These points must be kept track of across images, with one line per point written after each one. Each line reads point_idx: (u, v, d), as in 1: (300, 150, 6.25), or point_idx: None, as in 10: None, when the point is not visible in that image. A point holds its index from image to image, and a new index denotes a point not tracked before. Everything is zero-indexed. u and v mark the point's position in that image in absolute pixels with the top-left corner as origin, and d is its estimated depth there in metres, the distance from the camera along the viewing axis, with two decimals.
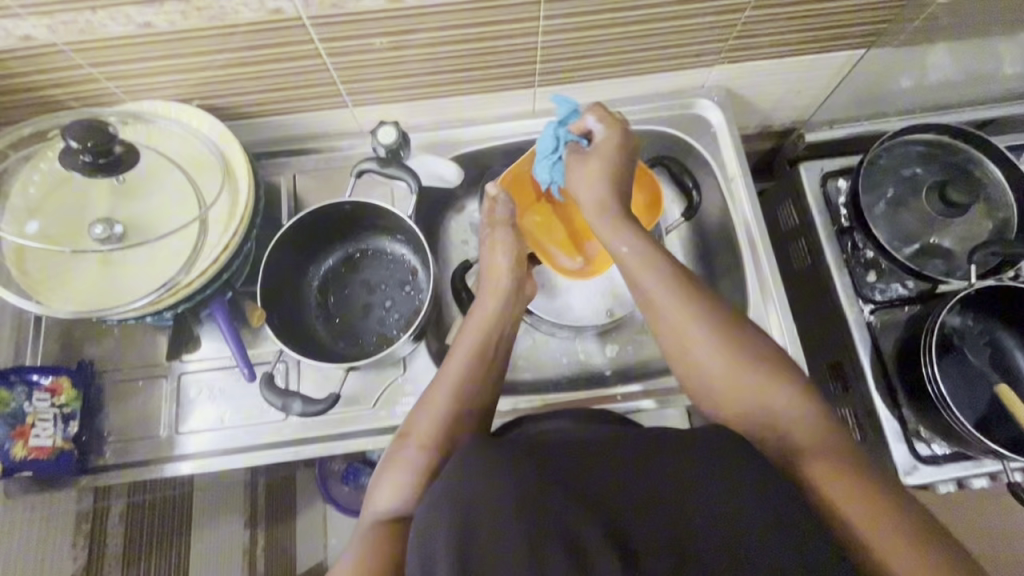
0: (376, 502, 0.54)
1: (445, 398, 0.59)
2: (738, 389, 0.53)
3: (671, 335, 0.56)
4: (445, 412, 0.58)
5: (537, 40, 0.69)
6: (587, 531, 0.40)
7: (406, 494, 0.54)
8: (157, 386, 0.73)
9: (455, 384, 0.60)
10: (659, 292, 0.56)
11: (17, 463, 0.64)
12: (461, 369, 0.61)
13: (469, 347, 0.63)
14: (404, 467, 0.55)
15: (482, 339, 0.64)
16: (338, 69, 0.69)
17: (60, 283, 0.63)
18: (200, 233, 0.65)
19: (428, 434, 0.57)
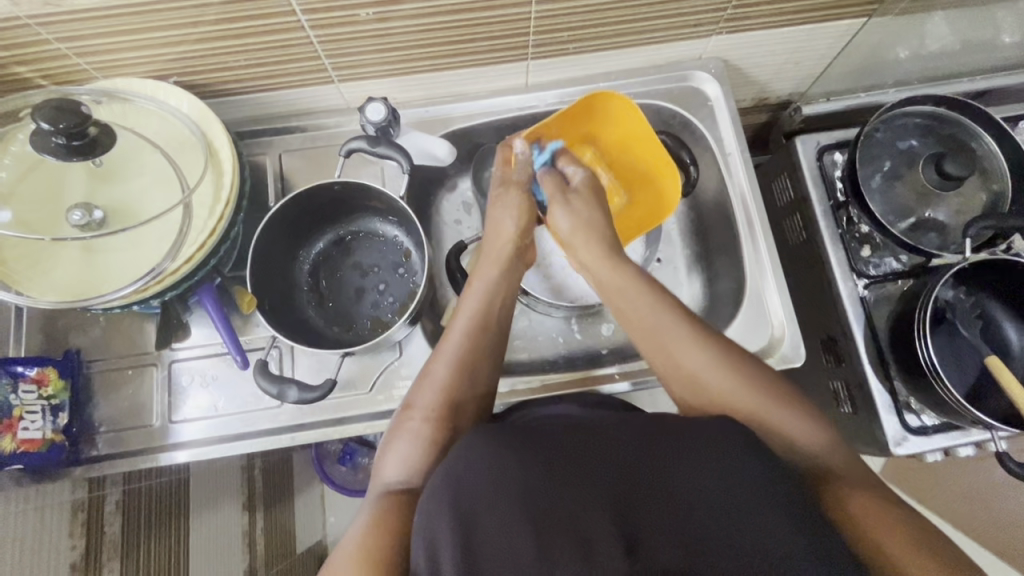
0: (384, 474, 0.54)
1: (446, 368, 0.58)
2: (750, 421, 0.51)
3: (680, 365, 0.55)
4: (447, 382, 0.57)
5: (531, 10, 0.66)
6: (595, 528, 0.39)
7: (415, 468, 0.53)
8: (148, 374, 0.72)
9: (459, 353, 0.59)
10: (660, 325, 0.57)
11: (4, 457, 0.61)
12: (464, 340, 0.59)
13: (472, 314, 0.62)
14: (409, 441, 0.54)
15: (485, 309, 0.62)
16: (322, 42, 0.65)
17: (42, 272, 0.61)
18: (184, 217, 0.63)
19: (433, 407, 0.55)
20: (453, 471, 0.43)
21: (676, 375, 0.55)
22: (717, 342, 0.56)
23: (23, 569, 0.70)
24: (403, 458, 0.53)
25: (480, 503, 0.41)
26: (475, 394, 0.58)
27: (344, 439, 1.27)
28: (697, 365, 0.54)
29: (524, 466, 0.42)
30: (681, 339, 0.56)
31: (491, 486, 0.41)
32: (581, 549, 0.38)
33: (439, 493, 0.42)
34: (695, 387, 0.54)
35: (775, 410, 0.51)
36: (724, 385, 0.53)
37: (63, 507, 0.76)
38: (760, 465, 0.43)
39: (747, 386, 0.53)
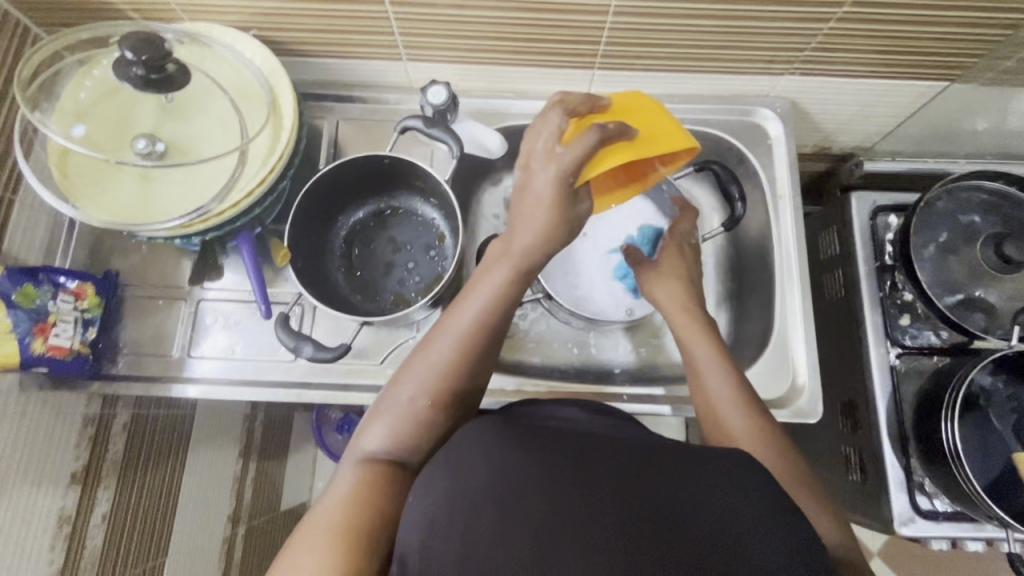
0: (371, 437, 0.54)
1: (448, 347, 0.56)
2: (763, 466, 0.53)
3: (710, 397, 0.60)
4: (448, 362, 0.55)
5: (606, 20, 0.66)
6: (590, 534, 0.39)
7: (399, 442, 0.53)
8: (176, 307, 0.74)
9: (462, 334, 0.56)
10: (706, 358, 0.62)
11: (34, 358, 0.64)
12: (471, 326, 0.56)
13: (483, 302, 0.57)
14: (400, 415, 0.54)
15: (496, 298, 0.57)
16: (398, 18, 0.67)
17: (98, 191, 0.64)
18: (239, 163, 0.65)
19: (431, 385, 0.55)
20: (462, 457, 0.43)
21: (704, 407, 0.60)
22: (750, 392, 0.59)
23: (30, 466, 0.73)
24: (390, 430, 0.53)
25: (472, 497, 0.40)
26: (471, 381, 0.57)
27: (345, 410, 1.30)
28: (723, 398, 0.59)
29: (533, 462, 0.42)
30: (713, 365, 0.61)
31: (489, 479, 0.41)
32: (579, 550, 0.38)
33: (447, 480, 0.42)
34: (713, 417, 0.59)
35: (773, 448, 0.54)
36: (745, 423, 0.56)
37: (74, 417, 0.79)
38: (766, 513, 0.42)
39: (760, 427, 0.56)
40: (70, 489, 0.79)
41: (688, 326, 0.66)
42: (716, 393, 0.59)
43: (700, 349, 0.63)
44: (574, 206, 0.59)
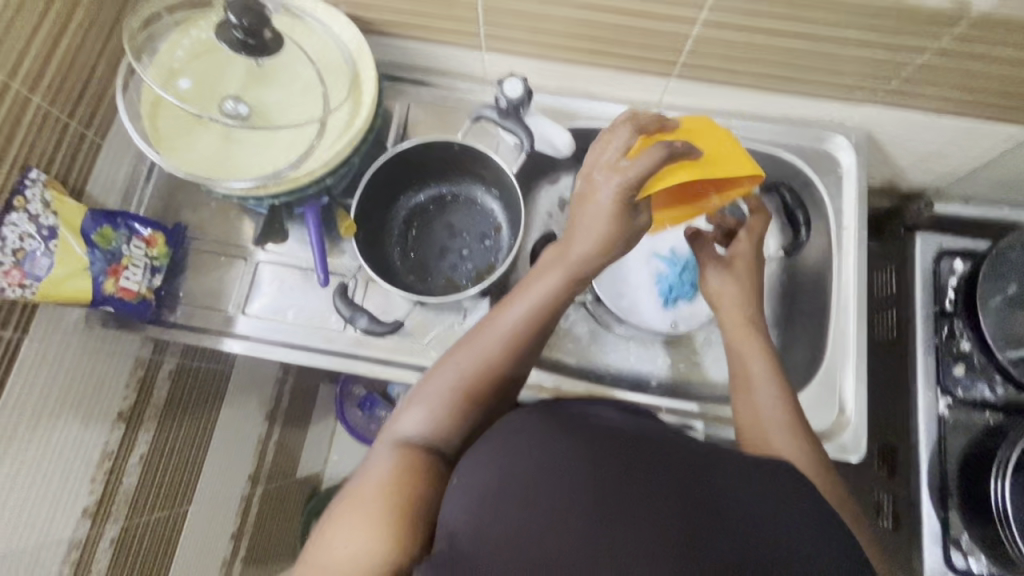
0: (407, 417, 0.55)
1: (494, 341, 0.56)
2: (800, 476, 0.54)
3: (755, 407, 0.59)
4: (491, 355, 0.56)
5: (692, 31, 0.66)
6: (642, 529, 0.40)
7: (434, 425, 0.54)
8: (236, 265, 0.77)
9: (510, 330, 0.57)
10: (758, 367, 0.62)
11: (103, 297, 0.67)
12: (521, 322, 0.57)
13: (530, 306, 0.57)
14: (437, 399, 0.55)
15: (550, 300, 0.58)
16: (485, 9, 0.68)
17: (183, 145, 0.67)
18: (317, 133, 0.67)
19: (470, 374, 0.55)
20: (516, 445, 0.44)
21: (746, 416, 0.60)
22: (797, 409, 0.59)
23: (84, 400, 0.76)
24: (427, 414, 0.54)
25: (519, 479, 0.42)
26: (511, 377, 0.57)
27: (369, 387, 1.33)
28: (767, 409, 0.59)
29: (586, 455, 0.43)
30: (767, 382, 0.60)
31: (538, 462, 0.43)
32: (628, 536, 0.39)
33: (503, 465, 0.43)
34: (754, 425, 0.58)
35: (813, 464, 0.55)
36: (785, 438, 0.56)
37: (127, 359, 0.82)
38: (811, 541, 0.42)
39: (802, 442, 0.56)
40: (116, 426, 0.83)
41: (746, 338, 0.64)
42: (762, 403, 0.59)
43: (753, 359, 0.62)
44: (633, 220, 0.57)
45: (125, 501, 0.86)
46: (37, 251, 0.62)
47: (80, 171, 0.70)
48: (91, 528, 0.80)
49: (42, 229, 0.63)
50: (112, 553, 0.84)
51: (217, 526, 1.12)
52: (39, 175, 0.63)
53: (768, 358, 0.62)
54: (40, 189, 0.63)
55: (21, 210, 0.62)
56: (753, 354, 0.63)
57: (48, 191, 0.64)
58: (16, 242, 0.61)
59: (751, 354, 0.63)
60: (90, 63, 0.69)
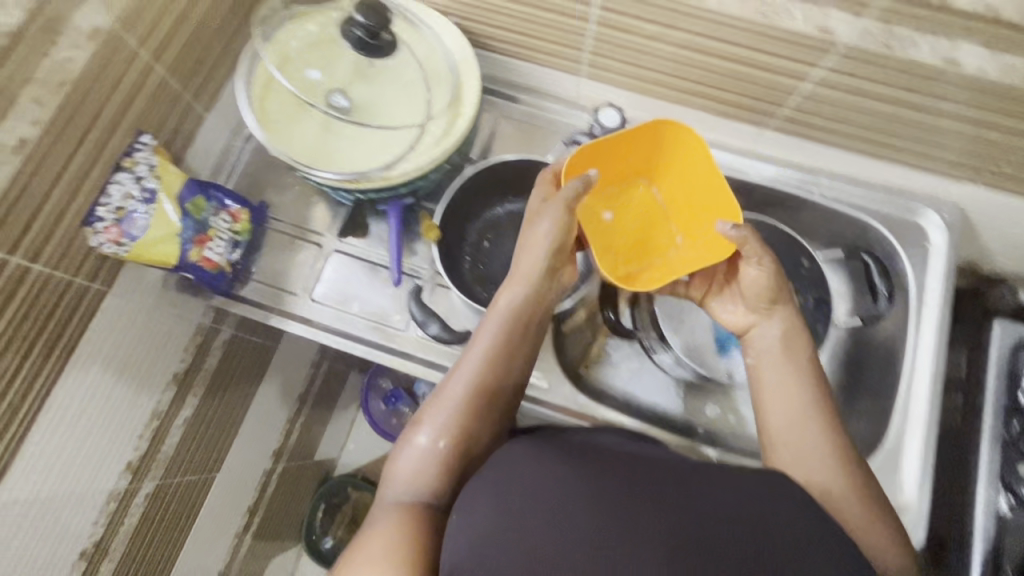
0: (396, 484, 0.57)
1: (461, 387, 0.59)
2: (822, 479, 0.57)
3: (776, 414, 0.61)
4: (462, 403, 0.59)
5: (801, 87, 0.65)
6: (645, 541, 0.44)
7: (424, 484, 0.56)
8: (309, 251, 0.79)
9: (475, 375, 0.60)
10: (782, 376, 0.62)
11: (186, 264, 0.69)
12: (483, 364, 0.60)
13: (490, 346, 0.61)
14: (421, 458, 0.57)
15: (507, 329, 0.62)
16: (595, 37, 0.69)
17: (285, 130, 0.69)
18: (415, 138, 0.69)
19: (445, 428, 0.58)
20: (514, 476, 0.48)
21: (772, 423, 0.61)
22: (826, 413, 0.60)
23: (148, 359, 0.78)
24: (413, 471, 0.56)
25: (526, 504, 0.46)
26: (490, 416, 0.60)
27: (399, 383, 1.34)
28: (790, 419, 0.60)
29: (579, 478, 0.47)
30: (797, 383, 0.61)
31: (542, 488, 0.47)
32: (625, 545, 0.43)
33: (504, 495, 0.47)
34: (776, 430, 0.60)
35: (839, 465, 0.57)
36: (810, 444, 0.58)
37: (190, 325, 0.85)
38: None
39: (825, 444, 0.58)
40: (169, 387, 0.85)
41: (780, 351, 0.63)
42: (784, 409, 0.61)
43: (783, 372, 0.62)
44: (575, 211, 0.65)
45: (165, 460, 0.88)
46: (136, 212, 0.65)
47: (182, 139, 0.73)
48: (130, 482, 0.83)
49: (144, 191, 0.65)
50: (145, 508, 0.86)
51: (231, 496, 1.13)
52: (149, 140, 0.66)
53: (804, 368, 0.62)
54: (149, 154, 0.66)
55: (129, 171, 0.64)
56: (785, 369, 0.62)
57: (156, 156, 0.66)
58: (120, 202, 0.64)
59: (784, 363, 0.63)
60: (210, 39, 0.71)
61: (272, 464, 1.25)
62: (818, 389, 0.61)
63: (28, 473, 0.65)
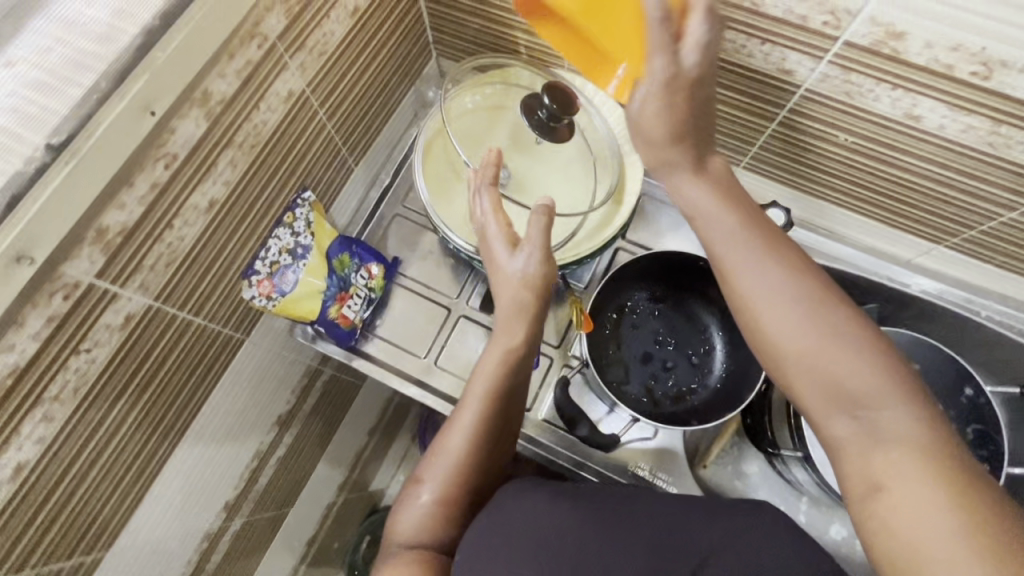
0: (400, 532, 0.55)
1: (461, 441, 0.57)
2: (824, 362, 0.42)
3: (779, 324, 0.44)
4: (464, 456, 0.57)
5: (1004, 215, 0.60)
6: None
7: (429, 530, 0.55)
8: (437, 313, 0.77)
9: (474, 426, 0.57)
10: (788, 281, 0.45)
11: (326, 321, 0.68)
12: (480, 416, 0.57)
13: (483, 399, 0.57)
14: (426, 511, 0.56)
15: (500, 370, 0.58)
16: (773, 136, 0.65)
17: (442, 198, 0.68)
18: (573, 222, 0.66)
19: (450, 483, 0.56)
20: (508, 507, 0.51)
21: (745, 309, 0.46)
22: (803, 271, 0.45)
23: (263, 401, 0.77)
24: (417, 524, 0.55)
25: (524, 537, 0.48)
26: (495, 451, 0.59)
27: None
28: (766, 290, 0.45)
29: (565, 508, 0.50)
30: (767, 259, 0.46)
31: (531, 518, 0.49)
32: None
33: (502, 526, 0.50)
34: (767, 331, 0.45)
35: (836, 343, 0.42)
36: (768, 297, 0.45)
37: (301, 368, 0.83)
38: None
39: (831, 328, 0.43)
40: (273, 427, 0.84)
41: (745, 226, 0.47)
42: (769, 294, 0.45)
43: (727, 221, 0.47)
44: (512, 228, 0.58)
45: (254, 498, 0.86)
46: (288, 267, 0.64)
47: (331, 193, 0.73)
48: (223, 521, 0.81)
49: (300, 246, 0.65)
50: (230, 544, 0.85)
51: (297, 530, 1.11)
52: (310, 196, 0.65)
53: (789, 261, 0.45)
54: (307, 210, 0.65)
55: (289, 227, 0.64)
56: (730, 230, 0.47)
57: (313, 213, 0.66)
58: (276, 256, 0.63)
59: (743, 253, 0.46)
60: (371, 98, 0.72)
61: (335, 497, 1.22)
62: (822, 292, 0.44)
63: (146, 518, 0.64)
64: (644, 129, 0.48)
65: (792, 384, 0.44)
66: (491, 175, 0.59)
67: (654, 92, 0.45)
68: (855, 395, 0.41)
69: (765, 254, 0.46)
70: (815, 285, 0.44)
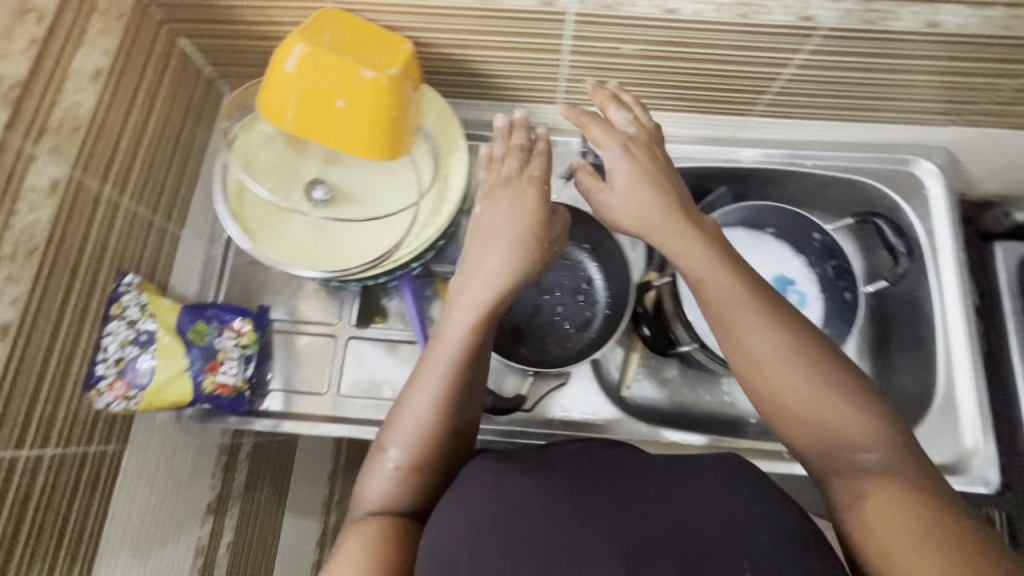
0: (366, 495, 0.53)
1: (429, 402, 0.53)
2: (806, 400, 0.47)
3: (762, 358, 0.49)
4: (436, 416, 0.53)
5: (785, 73, 0.66)
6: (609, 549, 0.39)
7: (394, 497, 0.52)
8: (324, 344, 0.74)
9: (450, 386, 0.53)
10: (772, 324, 0.49)
11: (204, 397, 0.64)
12: (453, 373, 0.54)
13: (455, 359, 0.54)
14: (389, 475, 0.53)
15: (478, 334, 0.55)
16: (571, 67, 0.67)
17: (274, 236, 0.64)
18: (411, 215, 0.65)
19: (418, 445, 0.53)
20: (470, 495, 0.44)
21: (736, 348, 0.50)
22: (784, 319, 0.50)
23: (176, 507, 0.72)
24: (384, 492, 0.52)
25: (488, 529, 0.41)
26: (469, 416, 0.55)
27: None
28: (760, 335, 0.49)
29: (532, 488, 0.43)
30: (751, 305, 0.50)
31: (494, 505, 0.43)
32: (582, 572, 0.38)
33: (460, 515, 0.43)
34: (750, 367, 0.49)
35: (814, 377, 0.47)
36: (754, 337, 0.49)
37: (213, 448, 0.78)
38: None
39: (814, 368, 0.48)
40: (206, 518, 0.79)
41: (723, 283, 0.51)
42: (753, 335, 0.49)
43: (702, 270, 0.52)
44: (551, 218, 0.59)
45: None
46: (137, 358, 0.60)
47: (163, 266, 0.68)
48: None
49: (142, 333, 0.61)
50: None
51: None
52: (133, 279, 0.61)
53: (761, 306, 0.50)
54: (135, 293, 0.61)
55: (120, 317, 0.59)
56: (707, 272, 0.52)
57: (144, 294, 0.61)
58: (118, 352, 0.59)
59: (725, 299, 0.51)
60: (168, 155, 0.67)
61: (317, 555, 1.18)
62: (795, 334, 0.49)
63: None
64: (620, 187, 0.58)
65: (772, 419, 0.49)
66: (522, 140, 0.62)
67: (621, 158, 0.58)
68: (846, 440, 0.46)
69: (750, 303, 0.50)
70: (783, 322, 0.49)
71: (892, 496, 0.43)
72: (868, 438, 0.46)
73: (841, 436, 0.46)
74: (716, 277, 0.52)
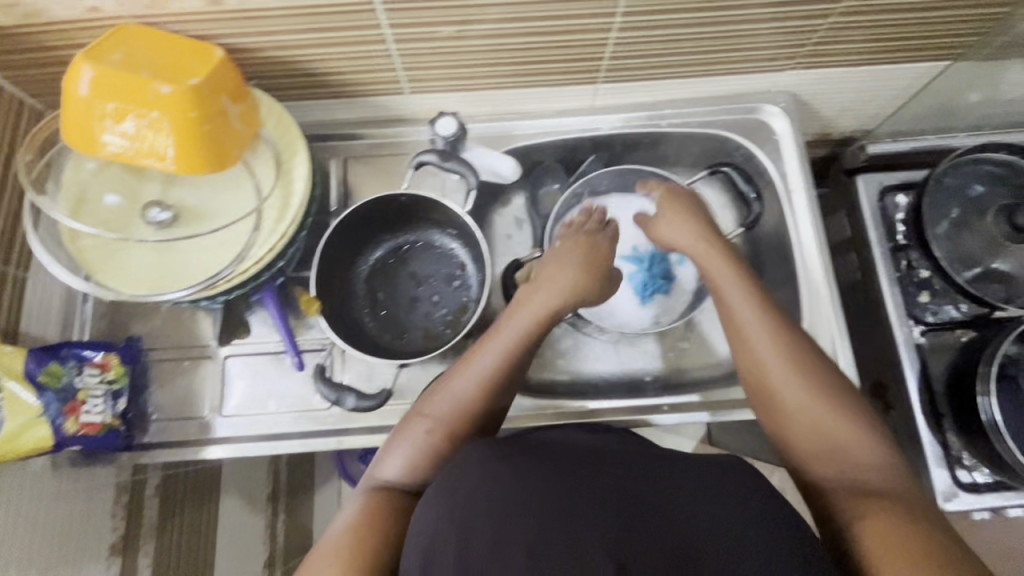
0: (382, 465, 0.55)
1: (468, 385, 0.58)
2: (810, 419, 0.54)
3: (768, 377, 0.57)
4: (466, 402, 0.57)
5: (609, 36, 0.67)
6: (589, 533, 0.40)
7: (412, 469, 0.54)
8: (202, 366, 0.73)
9: (485, 376, 0.58)
10: (786, 344, 0.57)
11: (67, 439, 0.62)
12: (494, 369, 0.59)
13: (494, 361, 0.59)
14: (411, 445, 0.55)
15: (522, 341, 0.60)
16: (401, 55, 0.66)
17: (114, 265, 0.62)
18: (255, 225, 0.64)
19: (448, 417, 0.56)
20: (459, 483, 0.44)
21: (752, 371, 0.58)
22: (802, 347, 0.58)
23: (67, 554, 0.70)
24: (405, 462, 0.55)
25: (474, 517, 0.41)
26: (494, 408, 0.59)
27: None
28: (766, 355, 0.57)
29: (518, 475, 0.43)
30: (765, 324, 0.59)
31: (485, 493, 0.43)
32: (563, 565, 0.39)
33: (446, 500, 0.43)
34: (763, 388, 0.57)
35: (819, 394, 0.54)
36: (779, 362, 0.57)
37: (109, 488, 0.77)
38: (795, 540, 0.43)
39: (812, 387, 0.55)
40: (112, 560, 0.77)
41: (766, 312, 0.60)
42: (762, 357, 0.57)
43: (742, 301, 0.61)
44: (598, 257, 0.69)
45: None
46: None
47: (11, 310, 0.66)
48: None
49: None
50: None
51: None
52: None
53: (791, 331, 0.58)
54: None
55: None
56: (733, 298, 0.61)
57: None
58: None
59: (755, 326, 0.59)
60: None
61: None
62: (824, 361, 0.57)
63: None
64: (679, 232, 0.69)
65: (788, 440, 0.55)
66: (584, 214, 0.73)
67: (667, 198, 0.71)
68: (851, 460, 0.51)
69: (773, 325, 0.59)
70: (807, 348, 0.58)
71: (880, 507, 0.47)
72: (872, 459, 0.51)
73: (841, 452, 0.52)
74: (745, 300, 0.61)
